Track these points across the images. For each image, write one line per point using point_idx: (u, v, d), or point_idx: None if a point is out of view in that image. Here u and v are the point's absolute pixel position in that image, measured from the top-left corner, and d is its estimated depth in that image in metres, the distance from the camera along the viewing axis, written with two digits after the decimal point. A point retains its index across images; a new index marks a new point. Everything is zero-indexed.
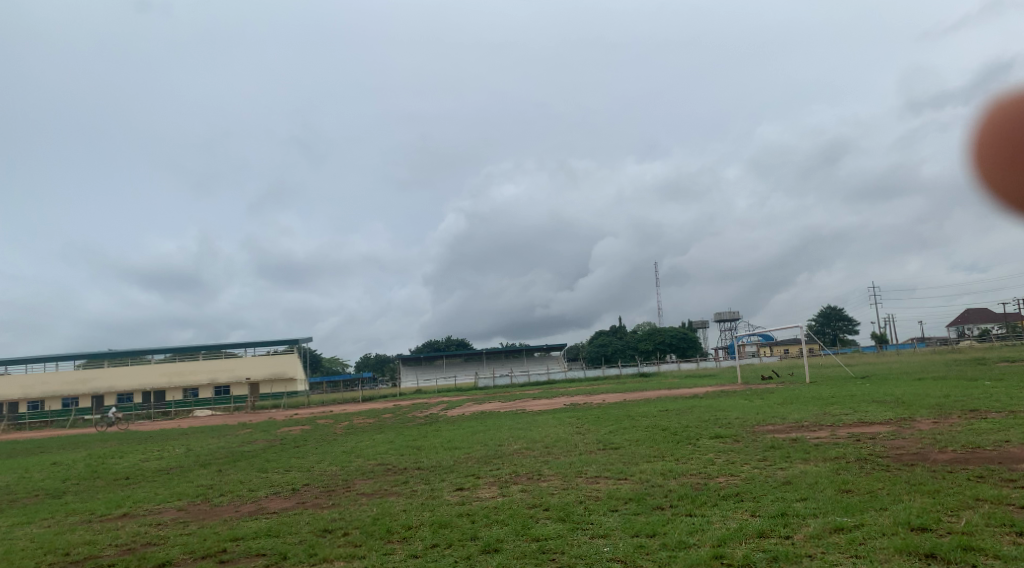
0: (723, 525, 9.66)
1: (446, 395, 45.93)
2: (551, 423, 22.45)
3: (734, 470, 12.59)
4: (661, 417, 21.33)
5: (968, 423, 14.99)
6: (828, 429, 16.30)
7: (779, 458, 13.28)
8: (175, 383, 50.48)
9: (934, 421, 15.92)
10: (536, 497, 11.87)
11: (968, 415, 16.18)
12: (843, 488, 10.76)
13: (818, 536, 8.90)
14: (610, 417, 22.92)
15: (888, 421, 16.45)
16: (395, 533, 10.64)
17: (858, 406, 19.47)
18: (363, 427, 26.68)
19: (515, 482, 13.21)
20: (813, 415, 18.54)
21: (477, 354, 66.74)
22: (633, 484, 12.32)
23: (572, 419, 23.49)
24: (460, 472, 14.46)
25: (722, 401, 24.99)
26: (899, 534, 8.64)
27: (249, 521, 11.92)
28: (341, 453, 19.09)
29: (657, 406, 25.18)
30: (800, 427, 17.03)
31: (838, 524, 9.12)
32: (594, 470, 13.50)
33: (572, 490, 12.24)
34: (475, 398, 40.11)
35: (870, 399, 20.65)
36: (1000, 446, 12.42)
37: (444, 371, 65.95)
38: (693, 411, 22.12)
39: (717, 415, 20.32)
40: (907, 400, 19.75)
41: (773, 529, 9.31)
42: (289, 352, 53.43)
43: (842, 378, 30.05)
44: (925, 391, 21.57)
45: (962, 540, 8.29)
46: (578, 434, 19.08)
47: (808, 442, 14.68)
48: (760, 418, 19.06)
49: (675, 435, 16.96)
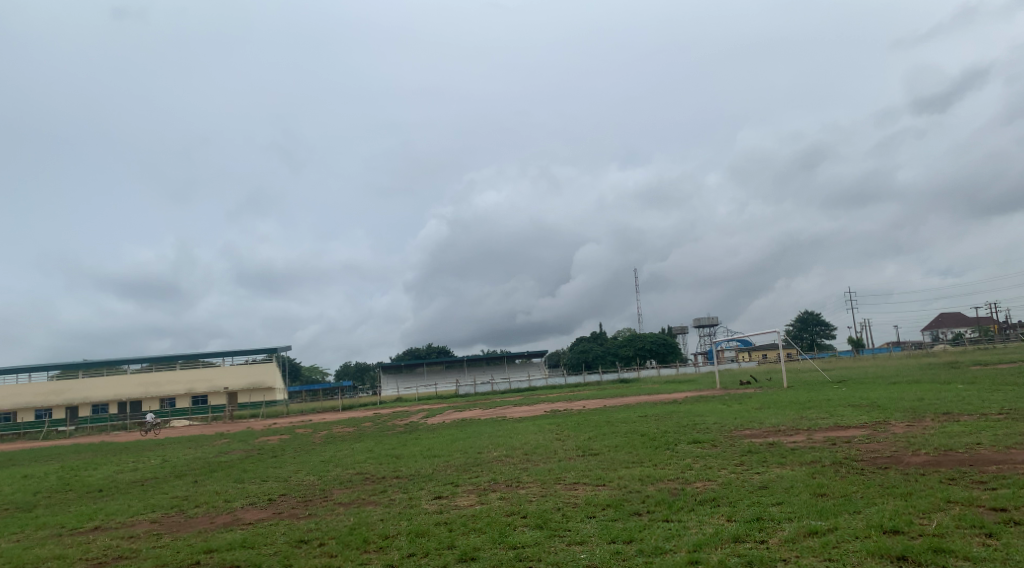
0: (699, 530, 9.71)
1: (427, 403, 45.77)
2: (531, 430, 22.48)
3: (711, 475, 12.64)
4: (641, 422, 21.38)
5: (941, 425, 15.22)
6: (804, 433, 16.45)
7: (755, 463, 13.38)
8: (152, 392, 49.83)
9: (907, 424, 16.14)
10: (515, 504, 11.86)
11: (941, 417, 16.42)
12: (817, 492, 10.85)
13: (793, 541, 8.96)
14: (590, 422, 22.98)
15: (863, 425, 16.65)
16: (371, 543, 10.57)
17: (834, 410, 19.70)
18: (342, 436, 26.52)
19: (494, 490, 13.17)
20: (790, 419, 18.72)
21: (458, 362, 66.58)
22: (612, 490, 12.34)
23: (552, 426, 23.47)
24: (438, 480, 14.39)
25: (700, 406, 25.19)
26: (871, 537, 8.73)
27: (223, 532, 11.78)
28: (319, 462, 18.98)
29: (637, 411, 25.34)
30: (777, 431, 17.19)
31: (813, 528, 9.19)
32: (573, 477, 13.50)
33: (550, 497, 12.23)
34: (456, 405, 40.02)
35: (846, 403, 20.88)
36: (972, 448, 12.60)
37: (424, 379, 65.59)
38: (672, 417, 22.26)
39: (696, 420, 20.44)
40: (882, 403, 20.02)
41: (748, 534, 9.36)
42: (268, 361, 53.02)
43: (820, 382, 30.31)
44: (901, 394, 21.75)
45: (933, 542, 8.37)
46: (558, 441, 19.12)
47: (785, 446, 14.82)
48: (738, 422, 19.19)
49: (654, 440, 17.06)
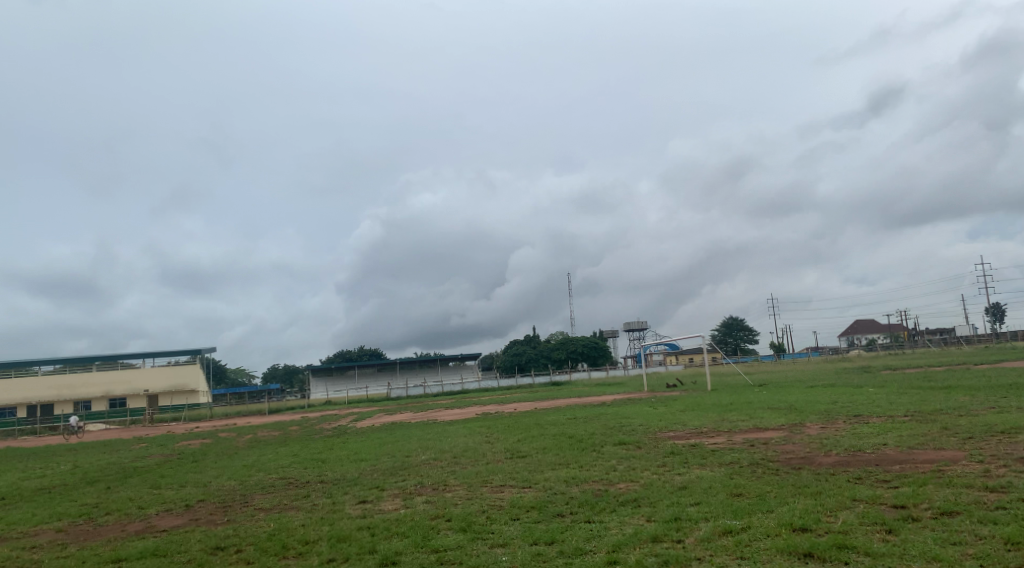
0: (619, 531, 9.88)
1: (356, 405, 45.13)
2: (460, 433, 22.42)
3: (635, 477, 12.87)
4: (569, 425, 21.59)
5: (852, 427, 15.89)
6: (725, 435, 16.93)
7: (677, 464, 13.69)
8: (65, 395, 47.63)
9: (821, 425, 16.79)
10: (439, 507, 11.83)
11: (852, 419, 17.16)
12: (734, 492, 11.17)
13: (708, 540, 9.21)
14: (519, 425, 23.09)
15: (781, 426, 17.24)
16: (291, 549, 10.37)
17: (754, 412, 20.34)
18: (267, 440, 25.90)
19: (419, 494, 13.08)
20: (712, 421, 19.23)
21: (389, 365, 65.89)
22: (536, 492, 12.43)
23: (481, 429, 23.46)
24: (364, 485, 14.21)
25: (628, 408, 25.63)
26: (781, 535, 9.04)
27: (134, 541, 11.35)
28: (241, 467, 18.47)
29: (566, 414, 25.61)
30: (699, 433, 17.65)
31: (727, 527, 9.46)
32: (499, 480, 13.54)
33: (475, 499, 12.24)
34: (386, 408, 39.60)
35: (766, 405, 21.58)
36: (879, 449, 13.19)
37: (354, 382, 64.67)
38: (600, 419, 22.57)
39: (623, 423, 20.77)
40: (799, 405, 20.78)
41: (666, 533, 9.57)
42: (192, 362, 51.38)
43: (742, 385, 31.23)
44: (817, 397, 22.60)
45: (837, 539, 8.72)
46: (486, 444, 19.14)
47: (706, 446, 15.23)
48: (663, 424, 19.60)
49: (581, 442, 17.27)
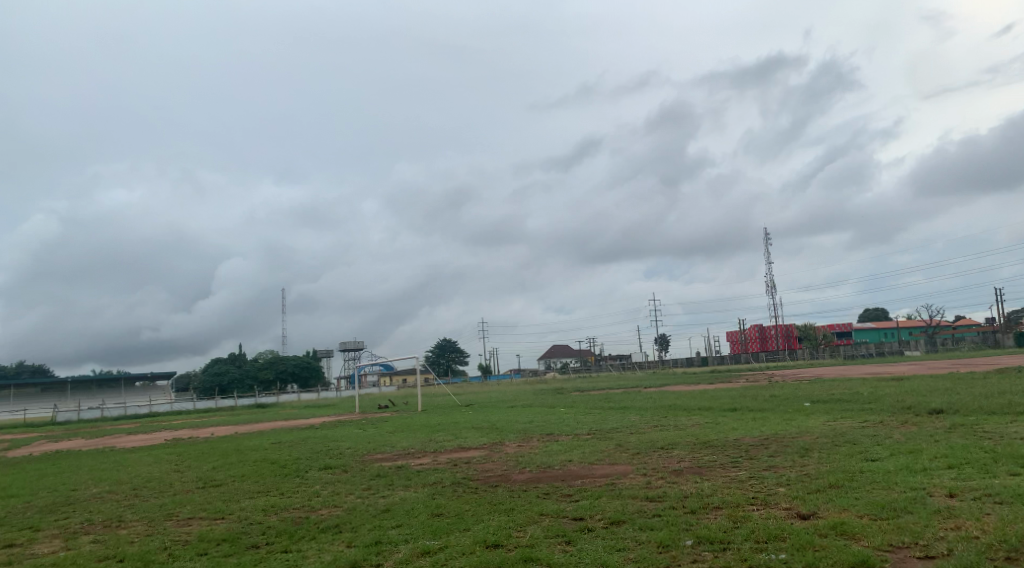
0: (317, 559, 9.58)
1: (15, 431, 38.73)
2: (146, 462, 20.29)
3: (338, 501, 12.65)
4: (272, 449, 20.64)
5: (543, 445, 17.27)
6: (430, 455, 17.40)
7: (381, 486, 13.73)
8: None
9: (517, 444, 18.02)
10: (112, 547, 10.51)
11: (544, 438, 18.66)
12: (434, 512, 11.48)
13: (406, 562, 9.31)
14: (217, 451, 21.54)
15: (482, 446, 18.17)
16: None
17: (458, 433, 21.21)
18: None
19: (88, 533, 11.52)
20: (418, 442, 19.66)
21: (61, 384, 57.58)
22: (230, 523, 11.63)
23: (172, 456, 21.46)
24: (15, 525, 12.16)
25: (336, 430, 25.20)
26: (475, 553, 9.45)
27: None
28: None
29: (269, 437, 24.45)
30: (405, 454, 17.93)
31: (425, 548, 9.66)
32: (188, 512, 12.44)
33: (157, 535, 11.10)
34: (55, 435, 34.52)
35: (469, 426, 22.63)
36: (565, 465, 14.49)
37: (14, 404, 55.43)
38: (305, 442, 21.90)
39: (329, 445, 20.38)
40: (500, 425, 22.11)
41: (365, 559, 9.50)
42: None
43: (449, 406, 32.41)
44: (515, 418, 24.21)
45: (524, 553, 9.33)
46: (176, 472, 17.53)
47: (411, 468, 15.50)
48: (370, 446, 19.60)
49: (283, 467, 16.57)
